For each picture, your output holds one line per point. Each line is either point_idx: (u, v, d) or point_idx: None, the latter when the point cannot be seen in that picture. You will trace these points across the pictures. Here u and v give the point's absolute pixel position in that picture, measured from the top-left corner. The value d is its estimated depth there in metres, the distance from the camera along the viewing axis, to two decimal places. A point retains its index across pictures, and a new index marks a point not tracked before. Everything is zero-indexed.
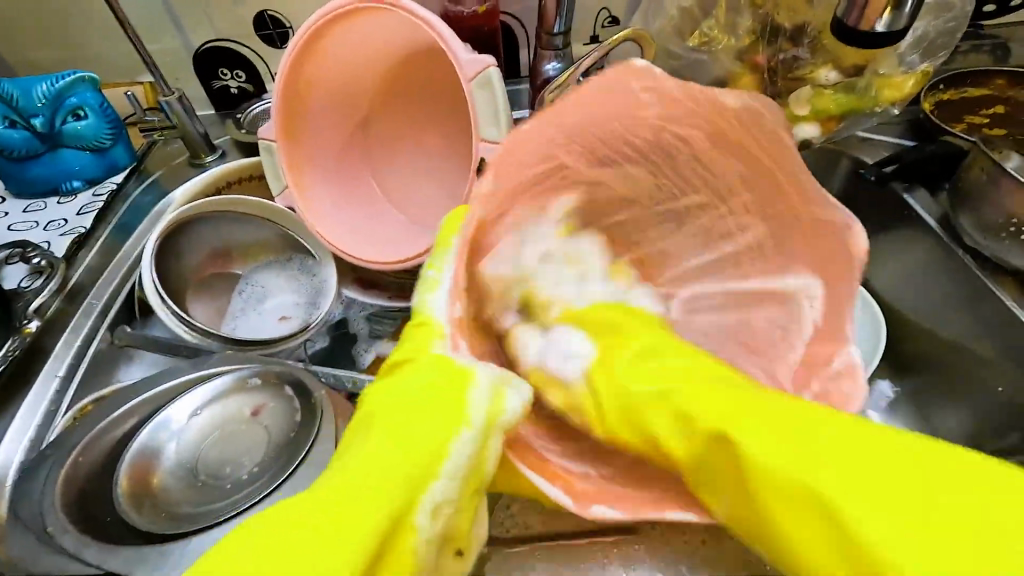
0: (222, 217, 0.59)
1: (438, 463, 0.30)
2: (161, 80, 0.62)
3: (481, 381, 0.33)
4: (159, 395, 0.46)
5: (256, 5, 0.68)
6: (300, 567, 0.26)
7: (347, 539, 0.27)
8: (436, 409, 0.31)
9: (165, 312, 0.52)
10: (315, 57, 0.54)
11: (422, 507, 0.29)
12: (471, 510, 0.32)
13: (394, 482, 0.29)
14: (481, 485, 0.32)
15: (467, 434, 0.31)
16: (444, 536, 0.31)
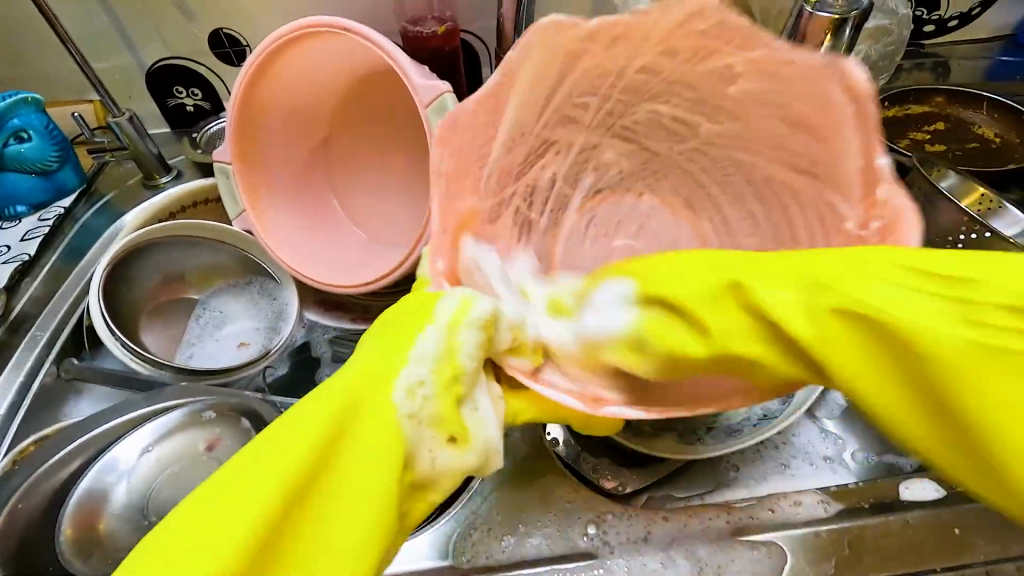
0: (176, 242, 0.58)
1: (403, 355, 0.31)
2: (109, 100, 0.60)
3: (451, 291, 0.34)
4: (106, 434, 0.44)
5: (211, 23, 0.67)
6: (265, 466, 0.28)
7: (296, 437, 0.29)
8: (407, 317, 0.33)
9: (115, 345, 0.51)
10: (271, 79, 0.53)
11: (394, 389, 0.30)
12: (455, 399, 0.32)
13: (364, 384, 0.31)
14: (461, 376, 0.32)
15: (431, 329, 0.32)
16: (429, 423, 0.31)
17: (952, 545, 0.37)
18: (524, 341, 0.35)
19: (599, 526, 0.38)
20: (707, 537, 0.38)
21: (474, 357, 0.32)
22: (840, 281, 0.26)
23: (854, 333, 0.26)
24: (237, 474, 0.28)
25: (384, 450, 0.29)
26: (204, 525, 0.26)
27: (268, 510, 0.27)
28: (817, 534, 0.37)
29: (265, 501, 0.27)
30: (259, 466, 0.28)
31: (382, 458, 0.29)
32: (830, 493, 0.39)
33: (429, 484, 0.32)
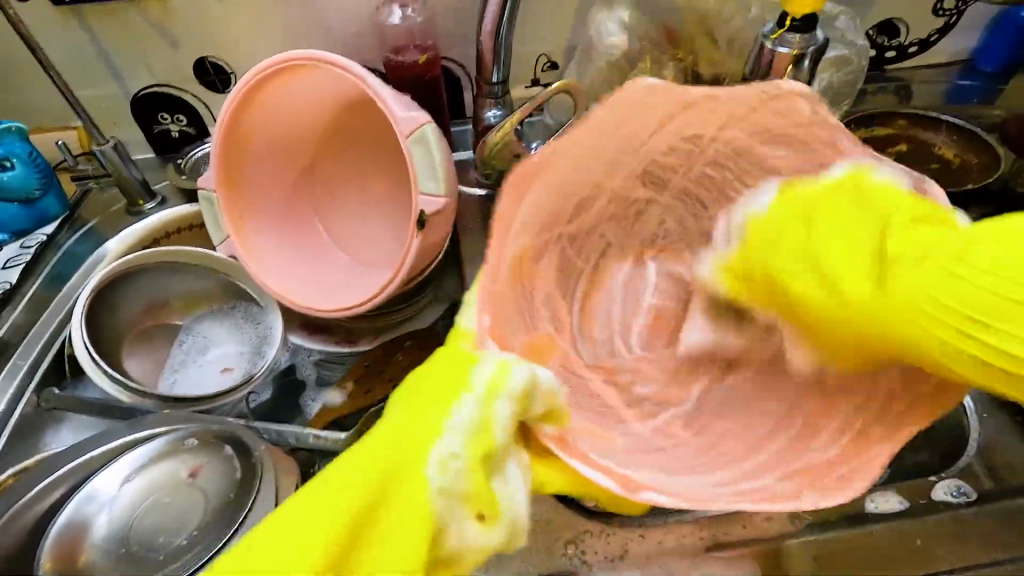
0: (159, 268, 0.58)
1: (438, 425, 0.31)
2: (94, 129, 0.60)
3: (488, 355, 0.33)
4: (88, 464, 0.45)
5: (196, 52, 0.68)
6: (303, 523, 0.29)
7: (330, 500, 0.29)
8: (442, 382, 0.32)
9: (97, 373, 0.51)
10: (255, 108, 0.54)
11: (429, 462, 0.30)
12: (485, 475, 0.31)
13: (404, 453, 0.31)
14: (493, 451, 0.32)
15: (467, 398, 0.32)
16: (459, 499, 0.31)
17: (914, 557, 0.39)
18: (557, 409, 0.34)
19: (577, 545, 0.39)
20: (681, 553, 0.39)
21: (506, 431, 0.32)
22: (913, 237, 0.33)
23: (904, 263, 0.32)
24: (280, 531, 0.29)
25: (415, 522, 0.30)
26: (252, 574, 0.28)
27: (308, 574, 0.28)
28: (788, 549, 0.39)
29: (302, 567, 0.28)
30: (301, 522, 0.29)
31: (414, 529, 0.30)
32: (800, 508, 0.40)
33: (454, 560, 0.32)
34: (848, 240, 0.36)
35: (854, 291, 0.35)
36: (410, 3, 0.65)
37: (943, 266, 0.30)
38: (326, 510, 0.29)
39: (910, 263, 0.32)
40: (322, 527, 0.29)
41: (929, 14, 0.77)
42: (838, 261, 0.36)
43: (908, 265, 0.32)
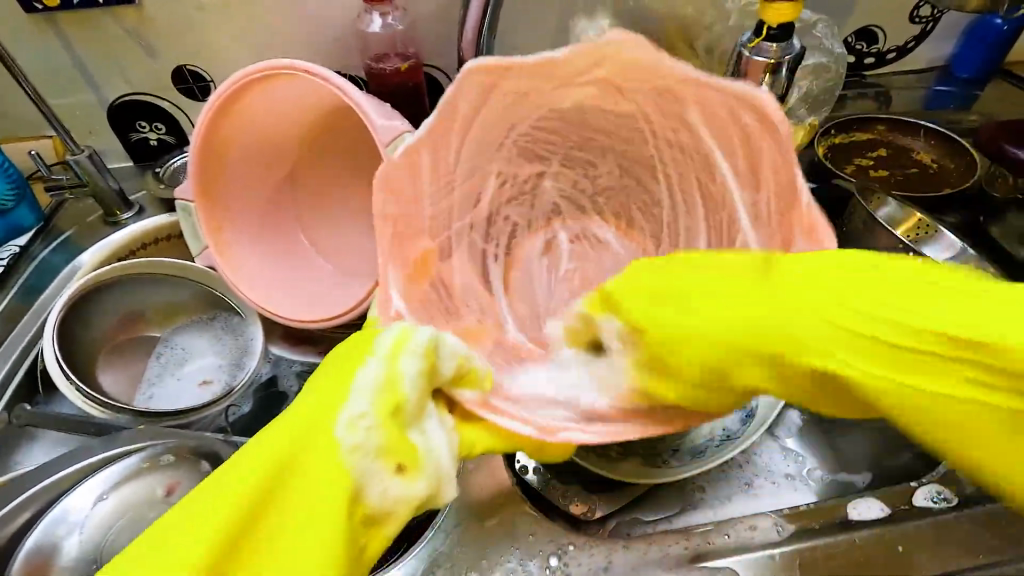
0: (135, 280, 0.57)
1: (345, 389, 0.32)
2: (68, 138, 0.59)
3: (391, 326, 0.35)
4: (60, 483, 0.43)
5: (174, 59, 0.67)
6: (200, 521, 0.29)
7: (223, 495, 0.30)
8: (350, 352, 0.34)
9: (69, 389, 0.49)
10: (233, 119, 0.54)
11: (339, 423, 0.31)
12: (401, 429, 0.32)
13: (314, 426, 0.32)
14: (403, 407, 0.32)
15: (371, 361, 0.33)
16: (375, 455, 0.31)
17: (899, 563, 0.38)
18: (470, 369, 0.36)
19: (561, 558, 0.39)
20: (665, 563, 0.38)
21: (414, 385, 0.33)
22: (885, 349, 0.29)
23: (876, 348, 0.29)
24: (196, 530, 0.29)
25: (327, 481, 0.30)
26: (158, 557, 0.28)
27: (215, 536, 0.28)
28: (771, 557, 0.38)
29: (208, 536, 0.28)
30: (209, 502, 0.29)
31: (328, 489, 0.30)
32: (783, 516, 0.40)
33: (380, 519, 0.32)
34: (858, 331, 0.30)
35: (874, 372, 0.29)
36: (391, 11, 0.63)
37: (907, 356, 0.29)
38: (238, 484, 0.30)
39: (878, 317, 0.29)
40: (226, 500, 0.29)
41: (906, 21, 0.78)
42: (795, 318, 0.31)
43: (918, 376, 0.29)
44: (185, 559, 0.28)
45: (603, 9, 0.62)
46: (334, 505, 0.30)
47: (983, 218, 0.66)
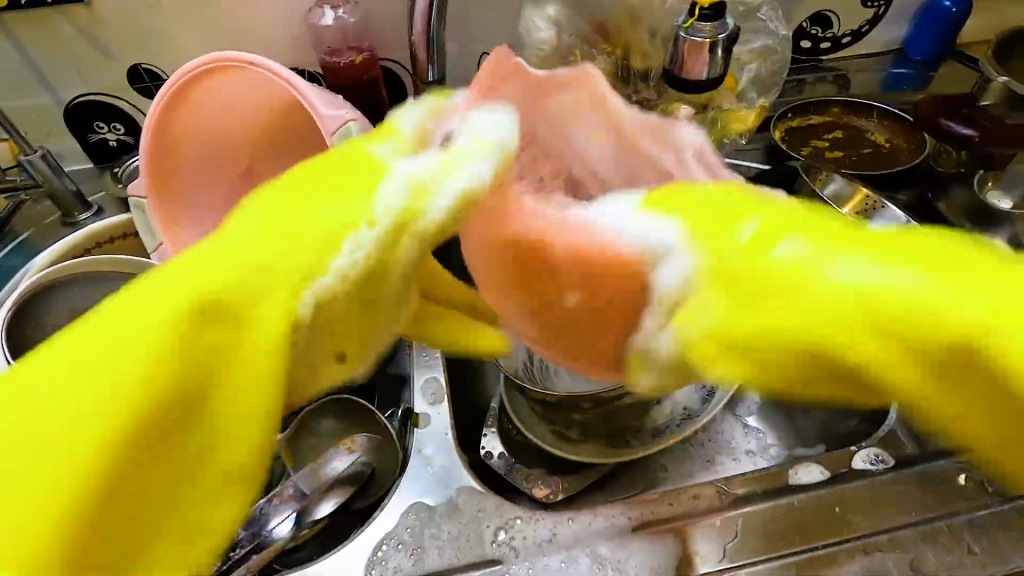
0: (89, 279, 0.57)
1: (314, 233, 0.25)
2: (20, 139, 0.59)
3: (398, 164, 0.26)
4: None
5: (129, 59, 0.67)
6: (81, 386, 0.23)
7: (118, 357, 0.23)
8: (337, 178, 0.27)
9: None
10: (186, 111, 0.54)
11: (302, 292, 0.24)
12: (366, 309, 0.26)
13: (260, 243, 0.25)
14: (381, 279, 0.25)
15: (365, 229, 0.25)
16: (328, 334, 0.26)
17: (833, 522, 0.39)
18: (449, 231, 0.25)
19: (507, 532, 0.39)
20: (607, 532, 0.39)
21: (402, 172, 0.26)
22: (886, 314, 0.23)
23: (928, 333, 0.23)
24: (75, 385, 0.23)
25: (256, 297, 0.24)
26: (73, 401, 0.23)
27: (114, 419, 0.23)
28: (710, 523, 0.39)
29: (110, 403, 0.23)
30: (121, 332, 0.23)
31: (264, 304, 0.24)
32: (728, 482, 0.41)
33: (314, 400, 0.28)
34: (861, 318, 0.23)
35: (957, 311, 0.23)
36: (342, 5, 0.64)
37: (969, 395, 0.24)
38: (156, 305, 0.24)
39: (944, 356, 0.23)
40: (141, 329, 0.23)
41: (858, 6, 0.80)
42: (821, 319, 0.23)
43: (930, 328, 0.23)
44: (63, 451, 0.23)
45: None
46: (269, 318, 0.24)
47: (931, 194, 0.66)
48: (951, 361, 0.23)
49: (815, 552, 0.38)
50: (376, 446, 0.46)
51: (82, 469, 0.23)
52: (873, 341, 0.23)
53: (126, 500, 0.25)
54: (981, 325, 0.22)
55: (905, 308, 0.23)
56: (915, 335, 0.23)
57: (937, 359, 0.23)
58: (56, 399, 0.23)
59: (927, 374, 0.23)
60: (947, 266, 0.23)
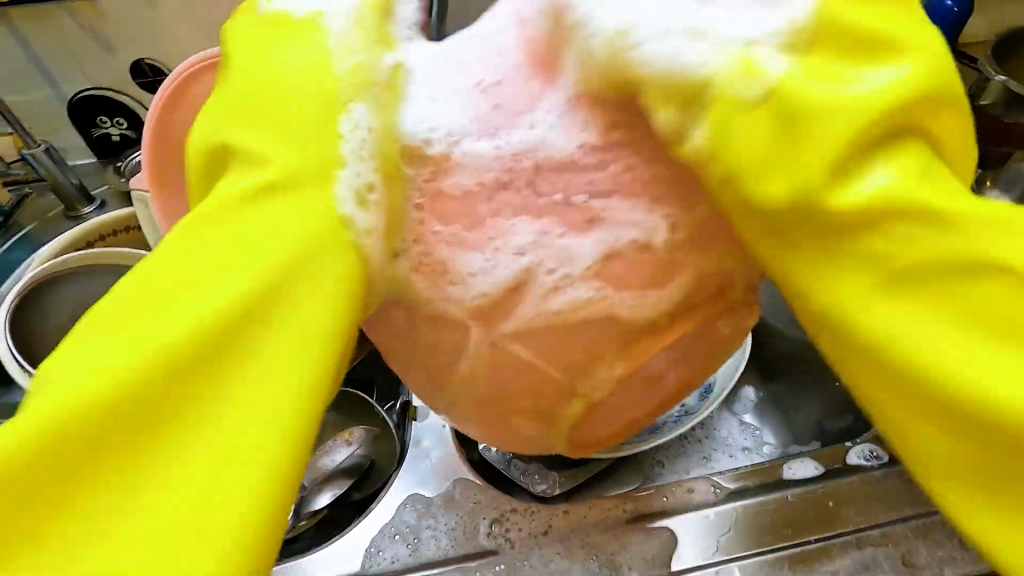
0: (92, 272, 0.57)
1: (315, 75, 0.25)
2: (24, 133, 0.60)
3: (330, 10, 0.27)
4: None
5: (132, 53, 0.67)
6: (149, 326, 0.22)
7: (168, 299, 0.23)
8: (279, 51, 0.26)
9: (22, 377, 0.50)
10: (180, 118, 0.53)
11: (341, 127, 0.25)
12: (388, 94, 0.26)
13: (253, 129, 0.25)
14: (372, 86, 0.26)
15: (345, 44, 0.26)
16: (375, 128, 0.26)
17: (827, 518, 0.39)
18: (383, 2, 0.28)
19: (502, 524, 0.40)
20: (602, 525, 0.39)
21: (391, 71, 0.26)
22: (821, 206, 0.21)
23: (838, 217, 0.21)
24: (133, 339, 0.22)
25: (298, 222, 0.24)
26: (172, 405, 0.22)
27: (193, 335, 0.22)
28: (705, 517, 0.40)
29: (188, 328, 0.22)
30: (170, 275, 0.23)
31: (323, 261, 0.24)
32: (722, 477, 0.41)
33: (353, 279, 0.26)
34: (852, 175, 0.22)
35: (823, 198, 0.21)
36: None
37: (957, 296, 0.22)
38: (199, 277, 0.23)
39: (897, 214, 0.21)
40: (205, 307, 0.22)
41: None
42: (802, 147, 0.21)
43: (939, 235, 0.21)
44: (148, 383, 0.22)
45: None
46: (321, 242, 0.24)
47: None
48: (819, 221, 0.22)
49: (808, 546, 0.38)
50: (372, 439, 0.46)
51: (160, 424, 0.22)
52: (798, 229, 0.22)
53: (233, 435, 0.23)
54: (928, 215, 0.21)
55: (838, 228, 0.22)
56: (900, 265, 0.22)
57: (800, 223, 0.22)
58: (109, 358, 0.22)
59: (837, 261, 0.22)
60: (823, 203, 0.21)
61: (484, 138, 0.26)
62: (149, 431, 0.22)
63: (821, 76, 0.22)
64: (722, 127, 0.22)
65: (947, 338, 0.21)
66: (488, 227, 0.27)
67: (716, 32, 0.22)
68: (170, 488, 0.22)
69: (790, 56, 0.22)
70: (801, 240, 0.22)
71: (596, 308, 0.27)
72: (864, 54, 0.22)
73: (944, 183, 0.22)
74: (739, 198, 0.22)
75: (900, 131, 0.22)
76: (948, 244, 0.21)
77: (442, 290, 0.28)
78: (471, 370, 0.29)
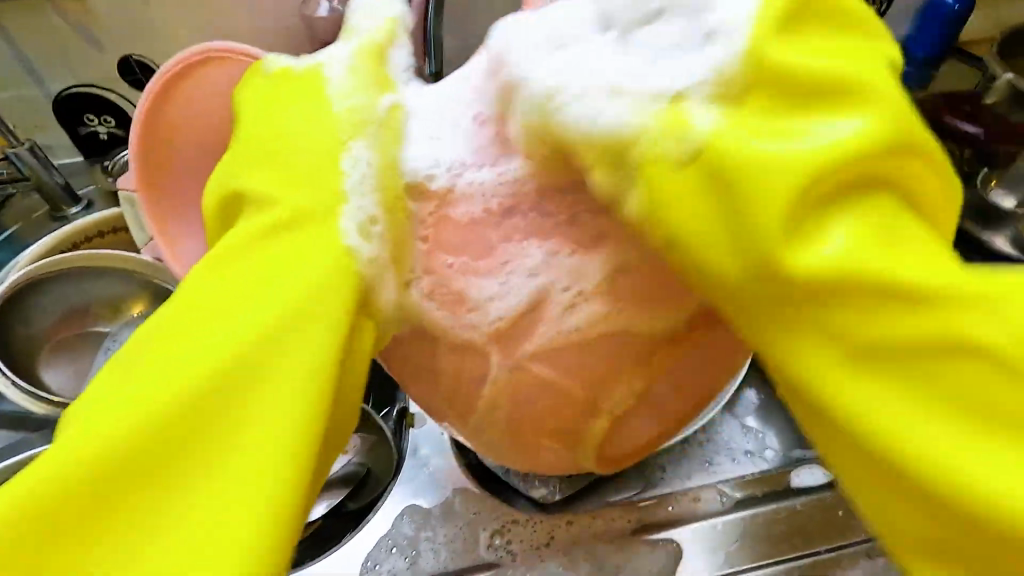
0: (77, 274, 0.55)
1: (313, 121, 0.25)
2: (7, 132, 0.58)
3: (329, 61, 0.27)
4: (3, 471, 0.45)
5: (120, 50, 0.65)
6: (156, 371, 0.22)
7: (179, 343, 0.23)
8: (281, 102, 0.26)
9: (3, 385, 0.48)
10: (166, 118, 0.51)
11: (342, 162, 0.25)
12: (387, 131, 0.26)
13: (263, 173, 0.25)
14: (370, 123, 0.26)
15: (344, 89, 0.26)
16: (376, 164, 0.25)
17: (837, 528, 0.39)
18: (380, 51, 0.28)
19: (504, 536, 0.39)
20: (607, 537, 0.38)
21: (388, 109, 0.26)
22: (771, 283, 0.20)
23: (791, 301, 0.20)
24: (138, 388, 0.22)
25: (306, 258, 0.23)
26: (181, 445, 0.22)
27: (197, 378, 0.22)
28: (713, 527, 0.39)
29: (193, 370, 0.22)
30: (183, 318, 0.23)
31: (328, 294, 0.23)
32: (728, 485, 0.40)
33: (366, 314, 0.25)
34: (756, 215, 0.20)
35: (722, 251, 0.20)
36: None
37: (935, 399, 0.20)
38: (208, 319, 0.23)
39: (830, 288, 0.20)
40: (224, 336, 0.22)
41: None
42: (746, 220, 0.20)
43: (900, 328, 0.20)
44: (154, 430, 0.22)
45: None
46: (329, 276, 0.23)
47: None
48: (747, 293, 0.21)
49: (818, 557, 0.38)
50: (368, 447, 0.44)
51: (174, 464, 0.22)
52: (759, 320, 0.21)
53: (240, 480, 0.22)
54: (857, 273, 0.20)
55: (786, 289, 0.20)
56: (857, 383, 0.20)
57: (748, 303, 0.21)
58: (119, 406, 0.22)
59: (818, 355, 0.21)
60: (779, 272, 0.20)
61: (487, 166, 0.26)
62: (153, 469, 0.22)
63: (773, 134, 0.20)
64: (654, 189, 0.21)
65: (894, 407, 0.20)
66: (501, 252, 0.26)
67: (625, 90, 0.22)
68: (178, 518, 0.22)
69: (721, 108, 0.21)
70: (782, 346, 0.21)
71: (616, 324, 0.26)
72: (811, 101, 0.21)
73: (906, 242, 0.20)
74: (678, 250, 0.21)
75: (859, 184, 0.20)
76: (920, 323, 0.20)
77: (462, 318, 0.27)
78: (494, 397, 0.28)
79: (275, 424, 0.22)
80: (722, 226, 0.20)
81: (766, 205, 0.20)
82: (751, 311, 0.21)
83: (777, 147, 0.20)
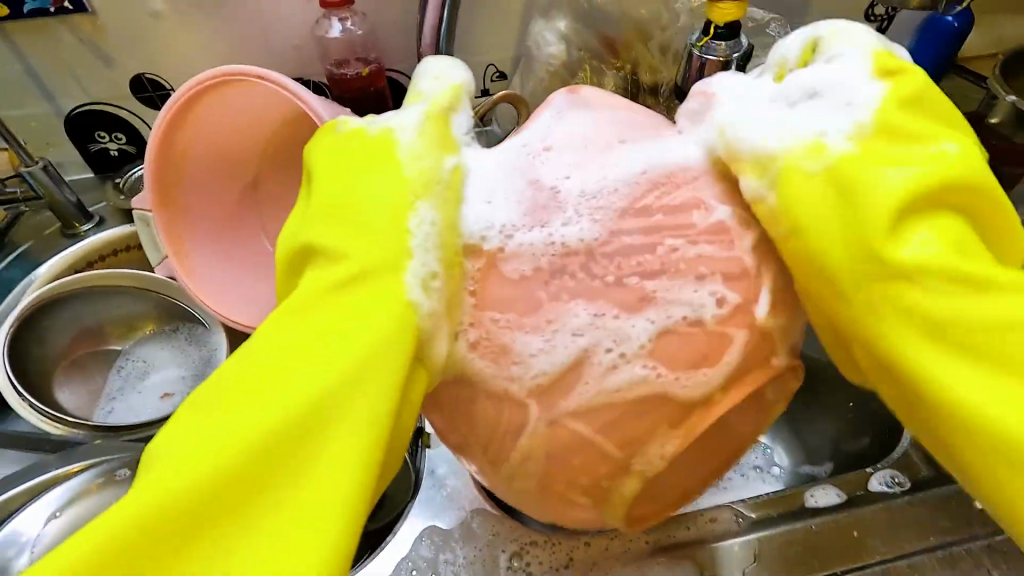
0: (92, 293, 0.56)
1: (384, 181, 0.27)
2: (20, 150, 0.59)
3: (400, 125, 0.30)
4: (25, 491, 0.46)
5: (132, 68, 0.66)
6: (234, 417, 0.25)
7: (259, 392, 0.25)
8: (354, 162, 0.29)
9: (21, 407, 0.48)
10: (181, 138, 0.50)
11: (411, 219, 0.27)
12: (451, 194, 0.28)
13: (335, 230, 0.27)
14: (436, 184, 0.28)
15: (413, 154, 0.28)
16: (442, 227, 0.27)
17: (850, 548, 0.39)
18: (443, 116, 0.31)
19: (522, 557, 0.39)
20: (624, 558, 0.39)
21: (452, 173, 0.29)
22: (941, 274, 0.25)
23: (870, 294, 0.26)
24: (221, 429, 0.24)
25: (379, 315, 0.26)
26: (257, 484, 0.24)
27: (277, 425, 0.24)
28: (729, 547, 0.39)
29: (273, 417, 0.24)
30: (261, 368, 0.26)
31: (391, 350, 0.25)
32: (743, 505, 0.41)
33: (421, 368, 0.28)
34: (865, 219, 0.25)
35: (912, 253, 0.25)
36: (349, 16, 0.64)
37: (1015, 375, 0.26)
38: (286, 368, 0.25)
39: (942, 289, 0.26)
40: (298, 389, 0.25)
41: (862, 18, 0.74)
42: (935, 206, 0.26)
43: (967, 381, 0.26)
44: (230, 469, 0.24)
45: (562, 8, 0.56)
46: (398, 331, 0.26)
47: None
48: (951, 280, 0.26)
49: None
50: None
51: (247, 504, 0.24)
52: (848, 304, 0.26)
53: (306, 522, 0.24)
54: (979, 252, 0.26)
55: (939, 325, 0.26)
56: (961, 388, 0.25)
57: (863, 320, 0.27)
58: (199, 441, 0.24)
59: (928, 333, 0.26)
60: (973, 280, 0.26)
61: (535, 230, 0.28)
62: (226, 506, 0.24)
63: (882, 161, 0.26)
64: (789, 191, 0.26)
65: (937, 354, 0.26)
66: (548, 310, 0.28)
67: (779, 133, 0.27)
68: (255, 547, 0.24)
69: (853, 146, 0.26)
70: (911, 349, 0.26)
71: (651, 384, 0.28)
72: (912, 140, 0.27)
73: (977, 250, 0.27)
74: (803, 249, 0.27)
75: (938, 204, 0.26)
76: (991, 325, 0.26)
77: (508, 369, 0.28)
78: (530, 446, 0.29)
79: (344, 470, 0.25)
80: (931, 291, 0.25)
81: (872, 226, 0.25)
82: (921, 313, 0.26)
83: (891, 171, 0.26)
